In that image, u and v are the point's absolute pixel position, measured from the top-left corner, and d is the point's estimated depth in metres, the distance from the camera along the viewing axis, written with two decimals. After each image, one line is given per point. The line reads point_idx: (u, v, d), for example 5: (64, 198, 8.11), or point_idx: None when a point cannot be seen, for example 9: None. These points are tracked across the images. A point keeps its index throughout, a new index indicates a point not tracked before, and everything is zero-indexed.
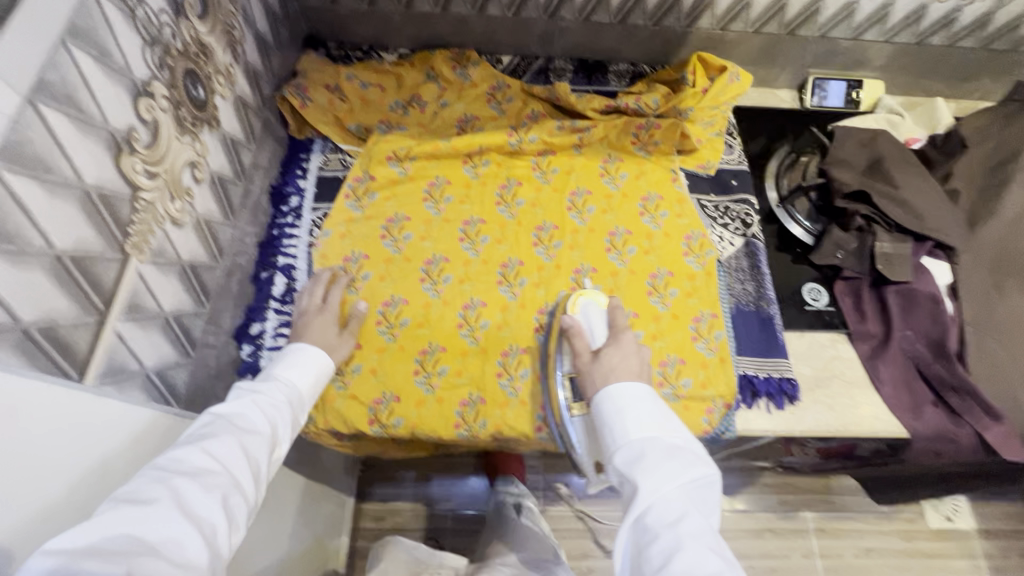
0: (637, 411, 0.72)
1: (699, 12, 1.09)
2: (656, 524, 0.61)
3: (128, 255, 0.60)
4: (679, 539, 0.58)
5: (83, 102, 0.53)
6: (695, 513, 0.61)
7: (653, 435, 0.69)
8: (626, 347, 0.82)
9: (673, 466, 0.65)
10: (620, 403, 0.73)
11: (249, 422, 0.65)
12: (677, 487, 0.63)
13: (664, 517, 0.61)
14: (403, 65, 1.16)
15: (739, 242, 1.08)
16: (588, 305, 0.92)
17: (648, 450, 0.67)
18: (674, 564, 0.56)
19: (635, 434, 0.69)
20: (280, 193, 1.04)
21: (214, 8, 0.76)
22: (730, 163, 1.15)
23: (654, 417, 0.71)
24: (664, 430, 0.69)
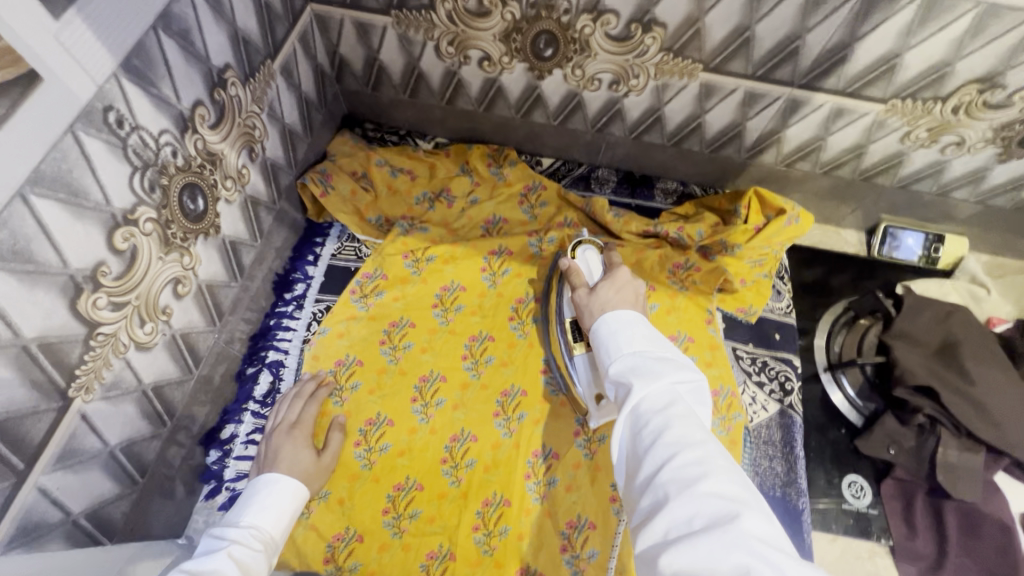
0: (630, 331, 0.65)
1: (763, 148, 0.98)
2: (648, 407, 0.54)
3: (71, 399, 0.55)
4: (669, 418, 0.51)
5: (37, 252, 0.48)
6: (686, 401, 0.54)
7: (643, 348, 0.62)
8: (619, 280, 0.78)
9: (664, 367, 0.57)
10: (615, 325, 0.67)
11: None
12: (668, 382, 0.55)
13: (655, 397, 0.54)
14: (437, 154, 1.10)
15: (773, 407, 0.94)
16: (588, 250, 0.89)
17: (643, 359, 0.60)
18: (667, 436, 0.50)
19: (628, 349, 0.63)
20: (286, 280, 0.98)
21: (232, 113, 0.72)
22: (775, 311, 1.03)
23: (648, 334, 0.64)
24: (658, 346, 0.63)
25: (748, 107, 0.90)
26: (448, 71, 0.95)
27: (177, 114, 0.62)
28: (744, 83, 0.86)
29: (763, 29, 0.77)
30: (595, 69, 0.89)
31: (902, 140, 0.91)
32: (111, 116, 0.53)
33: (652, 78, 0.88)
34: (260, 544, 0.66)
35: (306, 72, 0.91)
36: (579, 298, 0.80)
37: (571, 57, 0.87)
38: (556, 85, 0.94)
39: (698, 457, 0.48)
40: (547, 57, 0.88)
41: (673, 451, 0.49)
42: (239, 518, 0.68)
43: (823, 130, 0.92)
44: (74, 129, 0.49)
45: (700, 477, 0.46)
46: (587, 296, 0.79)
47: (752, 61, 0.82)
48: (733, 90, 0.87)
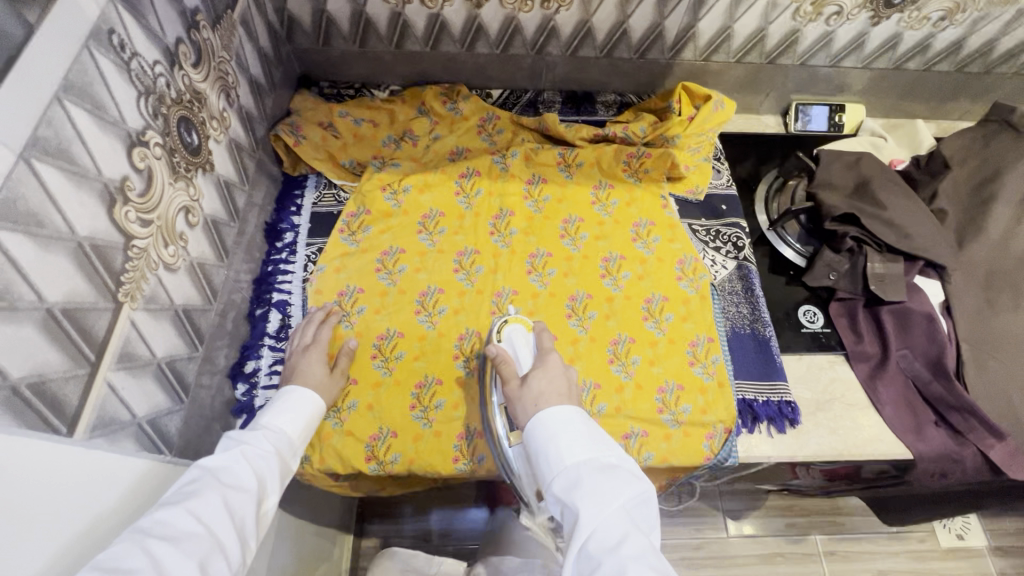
0: (569, 434, 0.68)
1: (683, 45, 1.12)
2: (597, 550, 0.56)
3: (120, 303, 0.60)
4: (620, 564, 0.53)
5: (77, 155, 0.53)
6: (636, 533, 0.57)
7: (587, 458, 0.65)
8: (551, 367, 0.79)
9: (609, 488, 0.61)
10: (552, 430, 0.68)
11: (236, 477, 0.62)
12: (615, 508, 0.59)
13: (604, 536, 0.57)
14: (394, 100, 1.17)
15: (731, 265, 1.08)
16: (514, 331, 0.88)
17: (587, 475, 0.63)
18: None
19: (571, 461, 0.65)
20: (275, 229, 1.03)
21: (208, 55, 0.78)
22: (718, 188, 1.16)
23: (590, 443, 0.67)
24: (600, 449, 0.66)
25: (663, 5, 1.03)
26: (393, 12, 1.03)
27: (165, 48, 0.68)
28: None
29: None
30: None
31: (793, 18, 1.07)
32: (115, 38, 0.58)
33: None
34: (273, 442, 0.71)
35: (261, 28, 0.97)
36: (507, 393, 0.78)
37: None
38: (494, 11, 1.03)
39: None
40: None
41: None
42: (258, 419, 0.74)
43: (729, 19, 1.06)
44: (88, 46, 0.55)
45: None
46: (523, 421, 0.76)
47: None
48: None
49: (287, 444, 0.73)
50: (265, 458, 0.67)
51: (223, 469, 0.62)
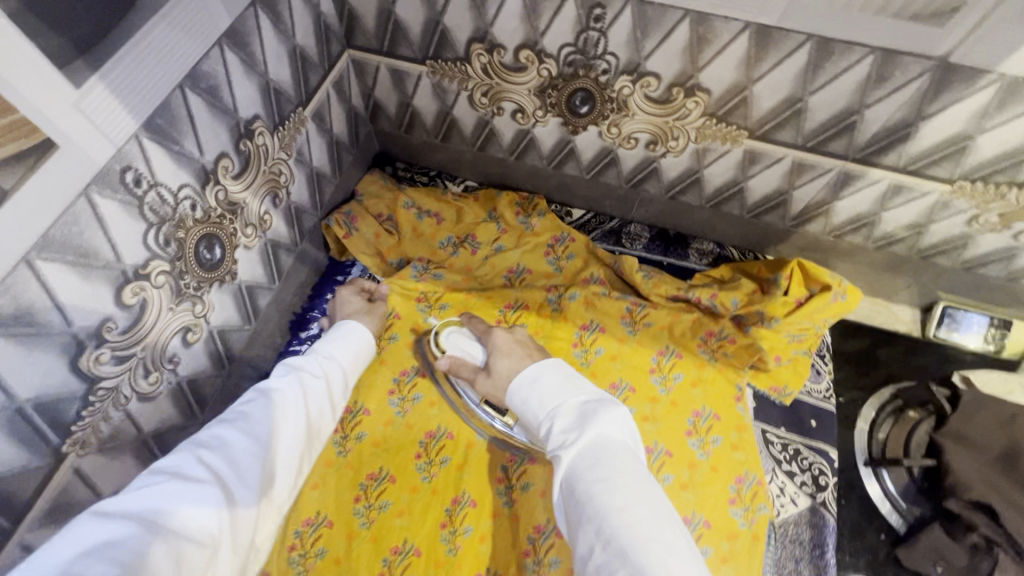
0: (545, 382, 0.63)
1: (810, 217, 0.92)
2: (572, 473, 0.54)
3: (64, 455, 0.54)
4: (589, 489, 0.51)
5: (40, 314, 0.47)
6: (609, 451, 0.54)
7: (562, 401, 0.60)
8: (504, 347, 0.74)
9: (585, 421, 0.56)
10: (526, 387, 0.63)
11: (284, 399, 0.57)
12: (592, 439, 0.55)
13: (580, 461, 0.54)
14: (466, 198, 1.08)
15: (803, 502, 0.86)
16: (452, 333, 0.85)
17: (558, 418, 0.58)
18: (592, 509, 0.50)
19: (543, 412, 0.61)
20: (303, 319, 0.95)
21: (258, 162, 0.72)
22: (813, 394, 0.95)
23: (563, 384, 0.62)
24: (574, 392, 0.61)
25: (795, 175, 0.84)
26: (480, 119, 0.93)
27: (200, 168, 0.62)
28: (792, 152, 0.80)
29: (816, 101, 0.72)
30: (631, 129, 0.85)
31: (968, 222, 0.83)
32: (129, 175, 0.53)
33: (692, 141, 0.84)
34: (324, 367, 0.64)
35: (338, 115, 0.91)
36: (484, 386, 0.75)
37: (607, 115, 0.84)
38: (590, 140, 0.90)
39: (608, 536, 0.47)
40: (582, 114, 0.85)
41: (600, 526, 0.48)
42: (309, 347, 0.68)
43: (878, 205, 0.85)
44: (88, 191, 0.49)
45: (617, 560, 0.46)
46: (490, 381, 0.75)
47: (802, 132, 0.77)
48: (780, 159, 0.82)
49: (337, 374, 0.65)
50: (313, 388, 0.61)
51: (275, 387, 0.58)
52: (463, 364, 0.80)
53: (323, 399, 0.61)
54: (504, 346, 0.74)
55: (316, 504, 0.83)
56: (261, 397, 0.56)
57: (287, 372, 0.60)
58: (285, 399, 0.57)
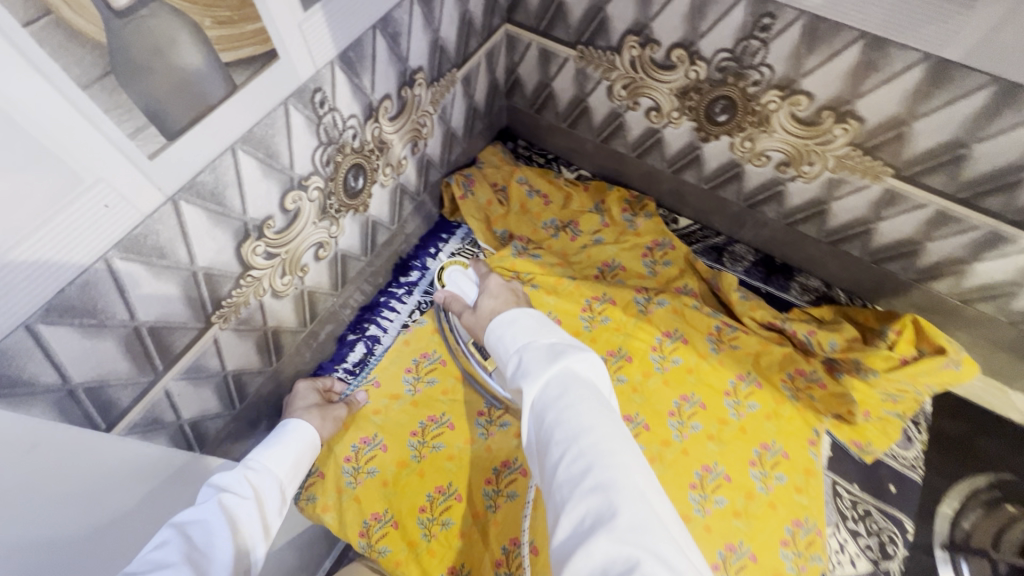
0: (513, 330, 0.61)
1: (939, 274, 0.86)
2: (542, 401, 0.51)
3: (211, 323, 0.62)
4: (557, 412, 0.48)
5: (227, 197, 0.55)
6: (581, 384, 0.51)
7: (534, 340, 0.58)
8: (496, 288, 0.76)
9: (548, 359, 0.53)
10: (501, 330, 0.62)
11: (207, 538, 0.55)
12: (560, 368, 0.52)
13: (546, 391, 0.51)
14: (576, 186, 1.11)
15: (864, 566, 0.82)
16: (454, 271, 0.88)
17: (527, 356, 0.56)
18: (558, 435, 0.47)
19: (512, 349, 0.59)
20: (406, 264, 1.04)
21: (410, 109, 0.78)
22: (898, 460, 0.89)
23: (539, 326, 0.60)
24: (542, 334, 0.59)
25: (934, 226, 0.79)
26: (614, 111, 0.96)
27: (368, 103, 0.68)
28: (939, 201, 0.76)
29: (984, 150, 0.68)
30: (767, 146, 0.84)
31: None
32: (318, 96, 0.59)
33: (828, 170, 0.81)
34: (253, 483, 0.65)
35: (482, 83, 0.96)
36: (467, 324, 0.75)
37: (745, 127, 0.83)
38: (719, 150, 0.90)
39: (575, 455, 0.45)
40: (720, 122, 0.85)
41: (565, 447, 0.46)
42: (250, 458, 0.69)
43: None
44: (287, 102, 0.56)
45: (584, 477, 0.43)
46: (476, 319, 0.74)
47: (956, 181, 0.73)
48: (923, 205, 0.78)
49: (273, 489, 0.67)
50: (242, 512, 0.60)
51: (196, 524, 0.56)
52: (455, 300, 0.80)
53: (256, 517, 0.61)
54: (495, 289, 0.76)
55: (377, 428, 0.90)
56: (176, 534, 0.53)
57: (211, 497, 0.60)
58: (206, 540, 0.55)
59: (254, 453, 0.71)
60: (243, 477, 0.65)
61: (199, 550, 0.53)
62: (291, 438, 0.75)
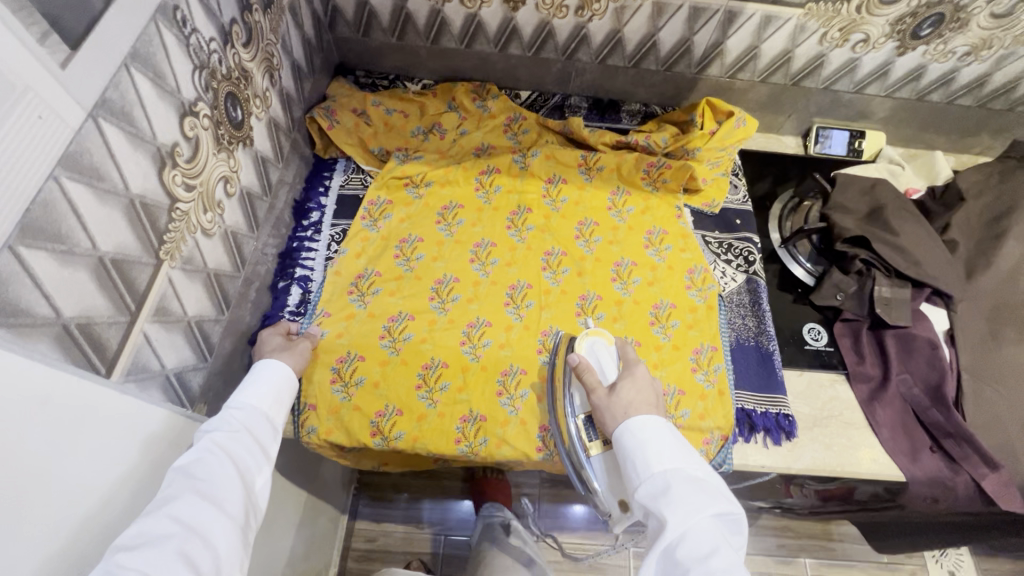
0: (659, 444, 0.74)
1: (710, 61, 1.15)
2: (686, 556, 0.61)
3: (161, 260, 0.64)
4: (708, 572, 0.58)
5: (136, 118, 0.57)
6: (726, 548, 0.61)
7: (675, 465, 0.71)
8: (639, 378, 0.83)
9: (698, 498, 0.66)
10: (642, 436, 0.75)
11: (208, 470, 0.61)
12: (707, 516, 0.65)
13: (694, 547, 0.62)
14: (426, 94, 1.21)
15: (741, 278, 1.10)
16: (597, 345, 0.92)
17: (672, 486, 0.68)
18: None
19: (658, 467, 0.71)
20: (303, 208, 1.07)
21: (257, 37, 0.82)
22: (734, 202, 1.19)
23: (680, 462, 0.71)
24: (687, 463, 0.72)
25: (693, 21, 1.06)
26: (432, 9, 1.07)
27: (221, 27, 0.72)
28: None
29: None
30: None
31: (820, 42, 1.10)
32: (179, 14, 0.63)
33: (611, 1, 1.03)
34: (239, 420, 0.69)
35: (306, 15, 1.01)
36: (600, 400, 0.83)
37: None
38: (529, 15, 1.07)
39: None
40: None
41: None
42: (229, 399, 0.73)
43: (757, 38, 1.09)
44: (155, 19, 0.59)
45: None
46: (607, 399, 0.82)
47: None
48: (680, 6, 1.03)
49: (259, 419, 0.71)
50: (235, 444, 0.66)
51: (196, 461, 0.61)
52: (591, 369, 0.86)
53: (249, 446, 0.67)
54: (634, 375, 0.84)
55: (345, 346, 0.94)
56: (182, 475, 0.60)
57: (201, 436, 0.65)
58: (204, 475, 0.60)
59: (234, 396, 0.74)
60: (226, 416, 0.69)
61: (205, 484, 0.60)
62: (262, 376, 0.78)
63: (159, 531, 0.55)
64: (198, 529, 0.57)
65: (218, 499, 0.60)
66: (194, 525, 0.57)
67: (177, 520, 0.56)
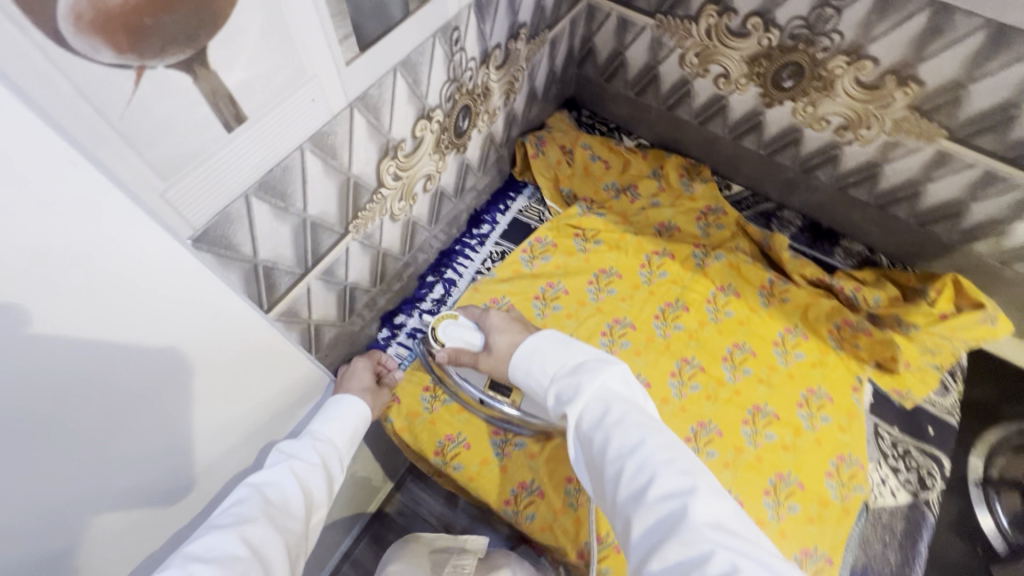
0: (546, 350, 0.69)
1: (981, 235, 0.94)
2: (588, 421, 0.59)
3: (347, 232, 0.71)
4: (608, 427, 0.56)
5: (382, 113, 0.64)
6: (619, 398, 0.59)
7: (563, 367, 0.66)
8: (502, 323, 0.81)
9: (590, 370, 0.63)
10: (533, 344, 0.71)
11: (283, 496, 0.60)
12: (594, 386, 0.61)
13: (590, 410, 0.59)
14: (636, 153, 1.19)
15: (903, 498, 0.89)
16: (446, 326, 0.86)
17: (565, 386, 0.63)
18: (615, 430, 0.55)
19: (549, 378, 0.67)
20: (477, 218, 1.13)
21: (511, 62, 0.87)
22: (936, 407, 0.96)
23: (557, 350, 0.68)
24: (570, 351, 0.68)
25: (980, 187, 0.88)
26: (683, 78, 1.04)
27: (484, 50, 0.77)
28: (987, 161, 0.84)
29: None
30: (828, 111, 0.92)
31: None
32: (455, 34, 0.68)
33: (884, 133, 0.90)
34: (319, 452, 0.69)
35: (563, 49, 1.05)
36: (487, 365, 0.80)
37: (809, 92, 0.91)
38: (781, 116, 0.98)
39: (638, 461, 0.52)
40: (785, 88, 0.93)
41: (615, 441, 0.55)
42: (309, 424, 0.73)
43: None
44: (436, 35, 0.65)
45: (649, 481, 0.51)
46: (488, 359, 0.80)
47: (1005, 141, 0.80)
48: (972, 166, 0.85)
49: (336, 456, 0.71)
50: (312, 477, 0.65)
51: (271, 485, 0.61)
52: (462, 351, 0.83)
53: (321, 480, 0.66)
54: (501, 323, 0.80)
55: None
56: (254, 495, 0.58)
57: (281, 461, 0.64)
58: (279, 498, 0.60)
59: (314, 424, 0.74)
60: (311, 447, 0.69)
61: (277, 508, 0.59)
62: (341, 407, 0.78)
63: (225, 549, 0.52)
64: (259, 554, 0.53)
65: (286, 524, 0.58)
66: (260, 547, 0.54)
67: (244, 541, 0.53)
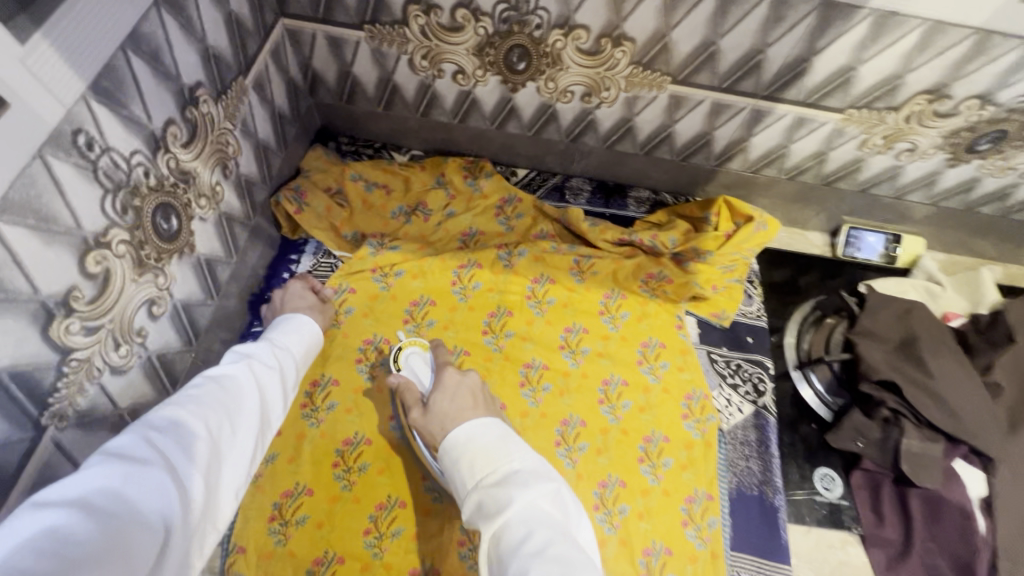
0: (476, 445, 0.60)
1: (731, 155, 1.02)
2: (507, 545, 0.52)
3: (45, 427, 0.54)
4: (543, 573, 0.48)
5: (5, 280, 0.47)
6: (548, 523, 0.53)
7: (490, 471, 0.57)
8: (450, 385, 0.71)
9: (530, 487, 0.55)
10: (462, 449, 0.60)
11: (238, 382, 0.57)
12: (529, 502, 0.54)
13: (513, 532, 0.52)
14: (412, 166, 1.10)
15: (748, 409, 0.97)
16: (411, 354, 0.87)
17: (486, 496, 0.56)
18: (536, 551, 0.50)
19: (473, 483, 0.58)
20: (262, 299, 0.95)
21: (205, 131, 0.71)
22: (747, 315, 1.06)
23: (494, 445, 0.60)
24: (507, 452, 0.59)
25: (714, 116, 0.93)
26: (422, 83, 0.96)
27: (149, 135, 0.61)
28: (711, 95, 0.89)
29: (728, 43, 0.80)
30: (567, 82, 0.91)
31: (858, 147, 0.96)
32: (81, 139, 0.52)
33: (622, 90, 0.91)
34: (278, 357, 0.65)
35: (279, 86, 0.91)
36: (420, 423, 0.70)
37: (543, 70, 0.89)
38: (529, 97, 0.95)
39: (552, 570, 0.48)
40: (520, 70, 0.90)
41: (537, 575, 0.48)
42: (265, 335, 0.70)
43: (786, 138, 0.96)
44: (42, 153, 0.48)
45: None
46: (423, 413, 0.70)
47: (718, 74, 0.86)
48: (700, 101, 0.91)
49: (293, 363, 0.67)
50: (267, 375, 0.61)
51: (225, 374, 0.58)
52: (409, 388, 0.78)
53: (277, 385, 0.62)
54: (449, 386, 0.71)
55: (293, 476, 0.84)
56: (209, 383, 0.56)
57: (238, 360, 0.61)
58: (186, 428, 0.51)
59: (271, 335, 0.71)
60: (269, 349, 0.65)
61: (223, 409, 0.55)
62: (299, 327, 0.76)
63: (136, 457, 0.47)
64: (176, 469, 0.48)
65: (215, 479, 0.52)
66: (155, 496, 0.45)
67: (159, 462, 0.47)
